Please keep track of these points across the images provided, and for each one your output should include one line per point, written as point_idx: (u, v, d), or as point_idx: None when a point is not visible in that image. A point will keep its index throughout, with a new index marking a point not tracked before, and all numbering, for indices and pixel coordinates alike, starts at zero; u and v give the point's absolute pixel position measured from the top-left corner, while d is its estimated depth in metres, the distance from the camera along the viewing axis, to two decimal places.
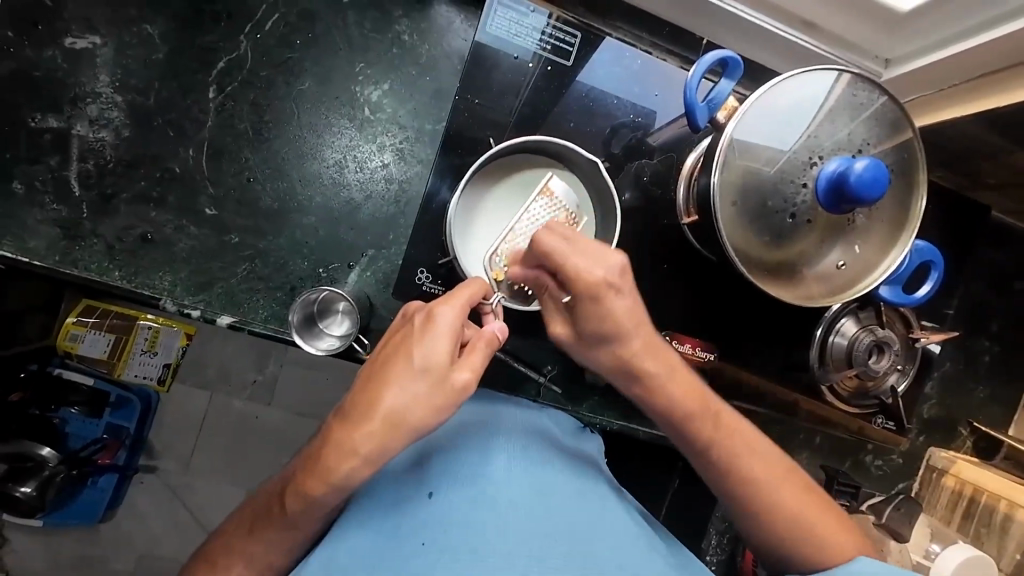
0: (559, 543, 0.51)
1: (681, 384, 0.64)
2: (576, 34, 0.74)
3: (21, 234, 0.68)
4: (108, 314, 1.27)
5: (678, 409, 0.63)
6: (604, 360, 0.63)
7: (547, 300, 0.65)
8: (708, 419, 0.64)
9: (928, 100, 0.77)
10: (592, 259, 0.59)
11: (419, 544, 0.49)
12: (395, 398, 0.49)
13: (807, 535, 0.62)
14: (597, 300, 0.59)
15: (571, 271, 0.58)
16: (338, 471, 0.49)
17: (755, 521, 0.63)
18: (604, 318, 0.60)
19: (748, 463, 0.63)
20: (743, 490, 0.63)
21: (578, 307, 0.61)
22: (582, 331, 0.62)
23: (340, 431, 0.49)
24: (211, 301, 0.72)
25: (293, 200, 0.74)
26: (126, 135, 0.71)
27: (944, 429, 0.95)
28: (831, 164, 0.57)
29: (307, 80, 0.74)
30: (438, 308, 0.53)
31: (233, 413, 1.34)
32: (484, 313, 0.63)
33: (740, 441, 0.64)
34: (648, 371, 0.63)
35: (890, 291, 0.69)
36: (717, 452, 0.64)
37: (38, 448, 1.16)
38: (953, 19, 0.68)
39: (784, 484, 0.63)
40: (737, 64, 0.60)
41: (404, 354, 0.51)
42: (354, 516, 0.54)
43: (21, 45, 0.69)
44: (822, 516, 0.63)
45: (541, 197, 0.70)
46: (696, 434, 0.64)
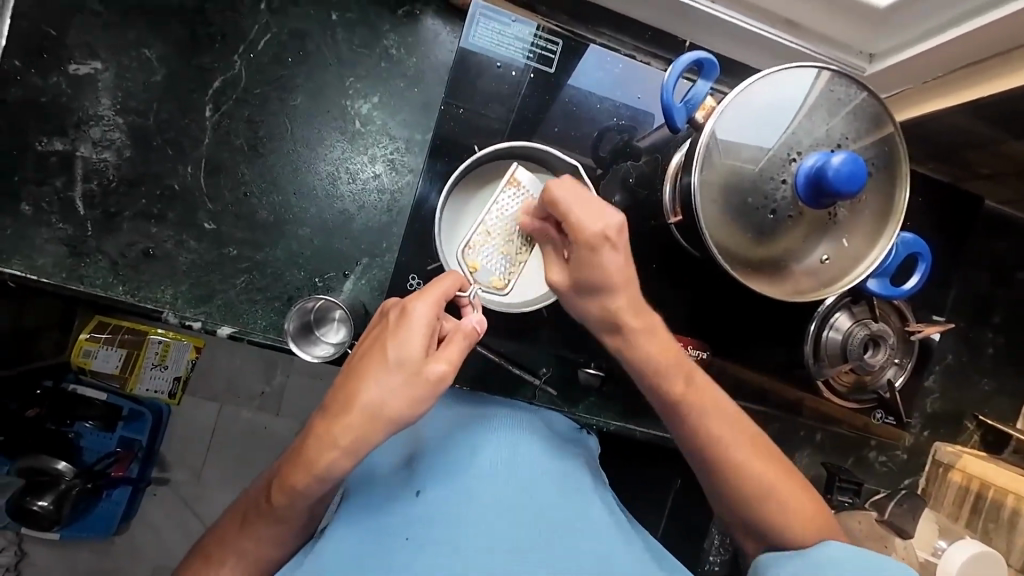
0: (534, 535, 0.55)
1: (658, 342, 0.65)
2: (559, 42, 0.75)
3: (29, 253, 0.71)
4: (120, 330, 1.30)
5: (653, 364, 0.65)
6: (592, 310, 0.65)
7: (549, 249, 0.66)
8: (681, 374, 0.65)
9: (914, 93, 0.77)
10: (595, 213, 0.60)
11: (403, 540, 0.52)
12: (372, 393, 0.50)
13: (772, 501, 0.64)
14: (593, 252, 0.61)
15: (573, 222, 0.60)
16: (319, 462, 0.51)
17: (721, 481, 0.65)
18: (595, 268, 0.61)
19: (719, 429, 0.65)
20: (713, 450, 0.65)
21: (575, 257, 0.62)
22: (576, 282, 0.63)
23: (323, 427, 0.51)
24: (211, 313, 0.74)
25: (288, 212, 0.76)
26: (128, 155, 0.74)
27: (949, 423, 0.93)
28: (809, 160, 0.58)
29: (299, 95, 0.77)
30: (412, 303, 0.54)
31: (241, 424, 1.37)
32: (463, 307, 0.64)
33: (713, 404, 0.66)
34: (628, 326, 0.64)
35: (879, 284, 0.69)
36: (687, 410, 0.65)
37: (55, 462, 1.19)
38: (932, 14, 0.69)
39: (751, 447, 0.66)
40: (712, 65, 0.62)
41: (380, 350, 0.52)
42: (345, 511, 0.56)
43: (27, 73, 0.72)
44: (788, 486, 0.65)
45: (508, 188, 0.68)
46: (669, 390, 0.65)
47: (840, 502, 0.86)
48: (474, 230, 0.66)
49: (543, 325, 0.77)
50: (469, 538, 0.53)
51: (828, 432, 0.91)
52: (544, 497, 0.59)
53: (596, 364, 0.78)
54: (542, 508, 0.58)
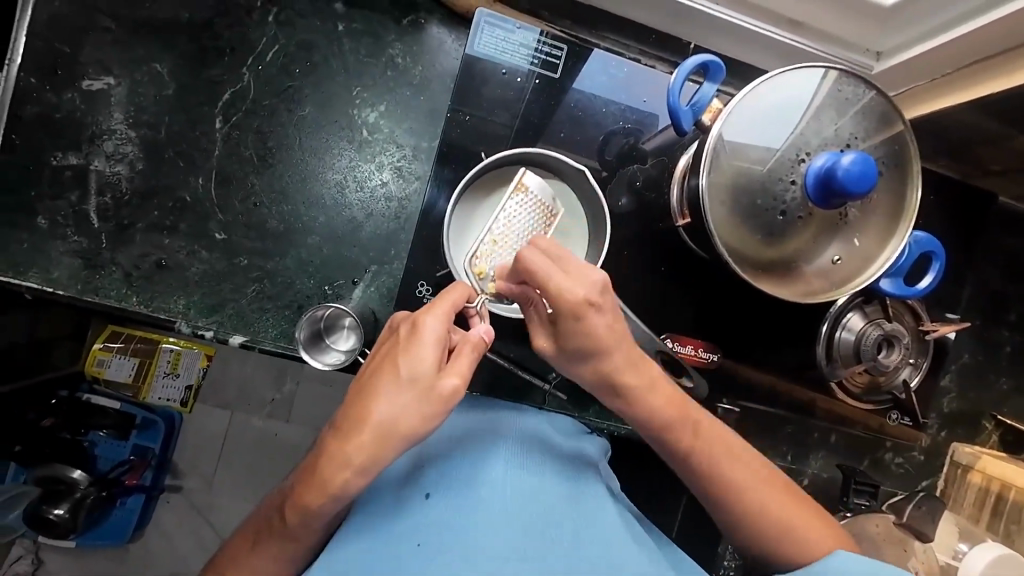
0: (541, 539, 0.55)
1: (661, 396, 0.64)
2: (564, 47, 0.75)
3: (45, 266, 0.72)
4: (133, 339, 1.32)
5: (658, 418, 0.64)
6: (585, 373, 0.64)
7: (532, 315, 0.66)
8: (685, 427, 0.65)
9: (924, 90, 0.76)
10: (575, 276, 0.59)
11: (415, 546, 0.52)
12: (385, 408, 0.51)
13: (797, 539, 0.62)
14: (576, 321, 0.59)
15: (552, 291, 0.58)
16: (331, 481, 0.51)
17: (744, 527, 0.64)
18: (585, 335, 0.60)
19: (730, 471, 0.64)
20: (728, 494, 0.64)
21: (559, 325, 0.61)
22: (565, 346, 0.63)
23: (336, 443, 0.51)
24: (222, 322, 0.75)
25: (298, 221, 0.77)
26: (140, 168, 0.75)
27: (966, 423, 0.92)
28: (818, 160, 0.58)
29: (307, 106, 0.78)
30: (423, 318, 0.54)
31: (252, 431, 1.38)
32: (472, 317, 0.65)
33: (718, 444, 0.65)
34: (629, 386, 0.64)
35: (892, 284, 0.69)
36: (696, 457, 0.65)
37: (71, 470, 1.21)
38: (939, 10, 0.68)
39: (767, 486, 0.65)
40: (718, 68, 0.61)
41: (391, 365, 0.53)
42: (354, 518, 0.56)
43: (42, 90, 0.73)
44: (809, 521, 0.63)
45: (516, 194, 0.70)
46: (677, 445, 0.65)
47: (856, 504, 0.84)
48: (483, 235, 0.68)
49: None
50: (477, 543, 0.52)
51: (842, 433, 0.90)
52: (551, 502, 0.58)
53: None
54: (551, 514, 0.57)
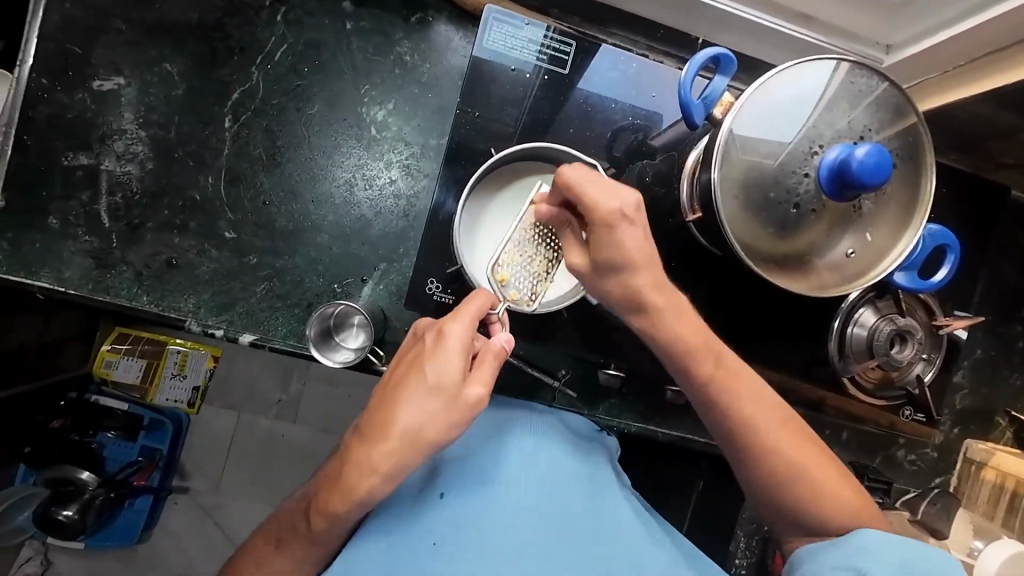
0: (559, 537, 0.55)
1: (684, 321, 0.63)
2: (572, 43, 0.75)
3: (57, 265, 0.73)
4: (140, 340, 1.33)
5: (681, 343, 0.63)
6: (614, 291, 0.62)
7: (566, 232, 0.64)
8: (708, 356, 0.64)
9: (938, 82, 0.76)
10: (610, 190, 0.59)
11: (431, 545, 0.53)
12: (411, 417, 0.50)
13: (804, 480, 0.62)
14: (610, 230, 0.59)
15: (587, 199, 0.58)
16: (359, 489, 0.51)
17: (751, 460, 0.64)
18: (617, 248, 0.59)
19: (748, 406, 0.63)
20: (743, 429, 0.63)
21: (593, 238, 0.60)
22: (596, 260, 0.61)
23: (361, 450, 0.51)
24: (232, 321, 0.75)
25: (307, 220, 0.77)
26: (151, 168, 0.75)
27: (979, 420, 0.91)
28: (831, 152, 0.57)
29: (316, 104, 0.78)
30: (448, 325, 0.54)
31: (259, 432, 1.38)
32: (492, 324, 0.64)
33: (740, 378, 0.64)
34: (653, 304, 0.63)
35: (906, 277, 0.68)
36: (716, 390, 0.64)
37: (80, 472, 1.20)
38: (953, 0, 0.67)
39: (784, 429, 0.64)
40: (730, 60, 0.61)
41: (417, 373, 0.52)
42: (370, 523, 0.55)
43: (54, 90, 0.74)
44: (817, 463, 0.63)
45: (535, 203, 0.67)
46: (700, 369, 0.63)
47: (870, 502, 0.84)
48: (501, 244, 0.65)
49: (562, 327, 0.76)
50: (495, 543, 0.53)
51: (854, 430, 0.89)
52: (567, 499, 0.58)
53: (615, 365, 0.78)
54: (568, 511, 0.57)
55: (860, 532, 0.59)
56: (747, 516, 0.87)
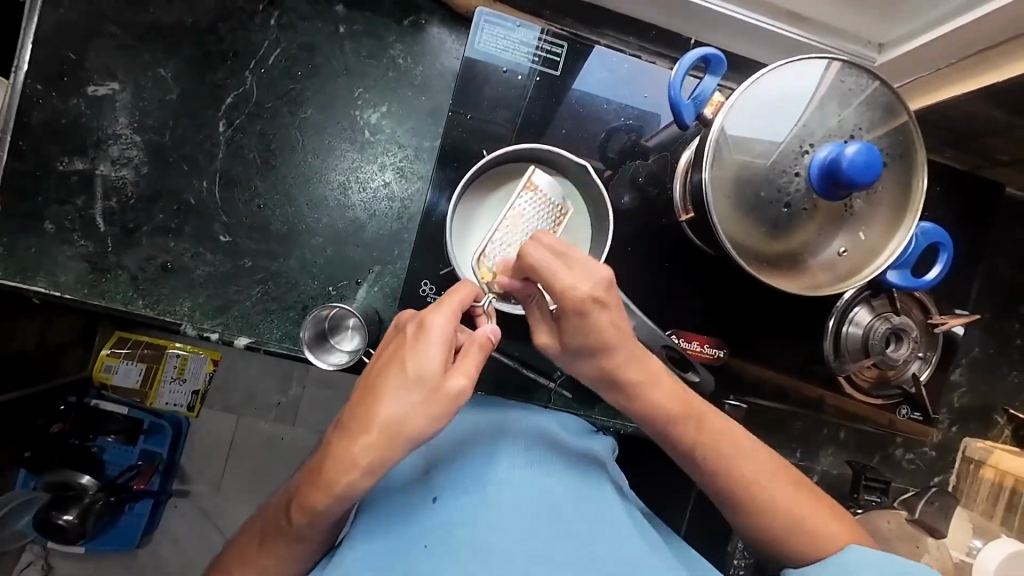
0: (553, 538, 0.55)
1: (665, 388, 0.64)
2: (564, 44, 0.75)
3: (52, 270, 0.73)
4: (139, 345, 1.33)
5: (663, 413, 0.64)
6: (588, 370, 0.64)
7: (533, 308, 0.66)
8: (690, 421, 0.64)
9: (929, 80, 0.76)
10: (579, 274, 0.59)
11: (422, 546, 0.53)
12: (392, 408, 0.50)
13: (805, 531, 0.61)
14: (580, 316, 0.59)
15: (556, 283, 0.58)
16: (340, 483, 0.51)
17: (748, 519, 0.63)
18: (588, 332, 0.60)
19: (738, 465, 0.63)
20: (734, 490, 0.63)
21: (563, 322, 0.61)
22: (567, 344, 0.62)
23: (341, 443, 0.51)
24: (228, 324, 0.75)
25: (301, 222, 0.78)
26: (145, 172, 0.76)
27: (978, 418, 0.91)
28: (821, 151, 0.57)
29: (309, 108, 0.78)
30: (430, 317, 0.54)
31: (259, 435, 1.38)
32: (478, 317, 0.65)
33: (725, 437, 0.64)
34: (629, 380, 0.63)
35: (899, 276, 0.68)
36: (701, 453, 0.63)
37: (80, 476, 1.21)
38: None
39: (779, 481, 0.63)
40: (719, 60, 0.61)
41: (399, 364, 0.52)
42: (364, 521, 0.56)
43: (49, 96, 0.74)
44: (814, 512, 0.62)
45: (525, 193, 0.69)
46: (682, 439, 0.64)
47: (868, 502, 0.82)
48: (489, 232, 0.67)
49: None
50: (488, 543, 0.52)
51: (852, 430, 0.89)
52: (559, 502, 0.58)
53: None
54: (561, 515, 0.57)
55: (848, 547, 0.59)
56: None
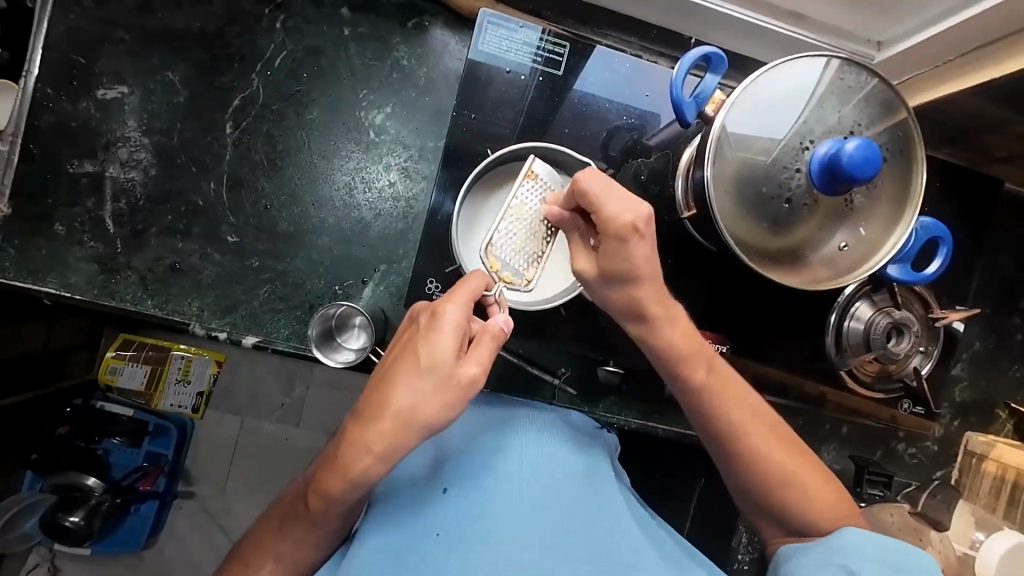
0: (554, 524, 0.56)
1: (678, 326, 0.65)
2: (566, 45, 0.76)
3: (63, 271, 0.74)
4: (144, 347, 1.34)
5: (675, 350, 0.64)
6: (618, 300, 0.63)
7: (575, 237, 0.65)
8: (701, 362, 0.65)
9: (929, 77, 0.77)
10: (625, 202, 0.59)
11: (434, 536, 0.54)
12: (407, 396, 0.51)
13: (793, 485, 0.64)
14: (621, 243, 0.59)
15: (602, 211, 0.58)
16: (354, 469, 0.52)
17: (738, 468, 0.65)
18: (625, 260, 0.60)
19: (737, 411, 0.65)
20: (731, 438, 0.65)
21: (604, 246, 0.60)
22: (604, 270, 0.62)
23: (356, 430, 0.52)
24: (236, 323, 0.76)
25: (307, 222, 0.79)
26: (154, 174, 0.77)
27: (979, 413, 0.91)
28: (821, 147, 0.57)
29: (315, 109, 0.79)
30: (442, 306, 0.55)
31: (263, 435, 1.39)
32: (489, 306, 0.65)
33: (729, 384, 0.66)
34: (651, 316, 0.64)
35: (899, 270, 0.68)
36: (704, 394, 0.65)
37: (85, 478, 1.23)
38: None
39: (771, 433, 0.65)
40: (720, 59, 0.62)
41: (412, 354, 0.53)
42: (375, 515, 0.57)
43: (58, 100, 0.75)
44: (803, 467, 0.65)
45: (527, 181, 0.66)
46: (687, 376, 0.65)
47: (870, 495, 0.84)
48: (495, 224, 0.64)
49: (560, 324, 0.77)
50: (492, 532, 0.54)
51: (854, 425, 0.90)
52: (567, 495, 0.59)
53: (614, 362, 0.79)
54: (569, 507, 0.58)
55: (845, 530, 0.60)
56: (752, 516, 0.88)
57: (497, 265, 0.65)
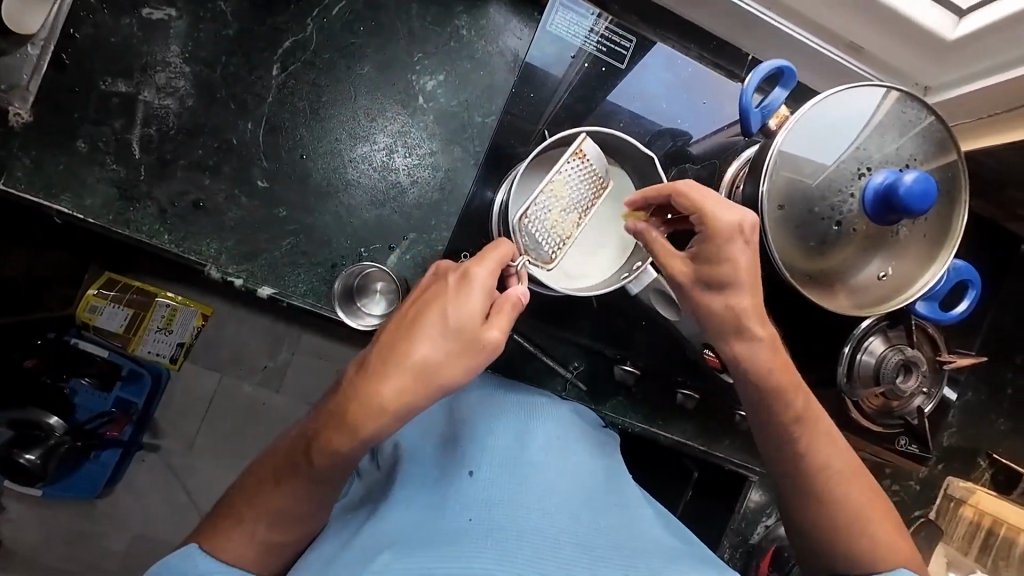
0: (584, 523, 0.52)
1: (776, 352, 0.61)
2: (631, 39, 0.76)
3: (79, 191, 0.70)
4: (129, 289, 1.28)
5: (769, 376, 0.61)
6: (711, 308, 0.60)
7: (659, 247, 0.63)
8: (794, 397, 0.62)
9: (974, 126, 0.79)
10: (724, 205, 0.59)
11: (466, 518, 0.50)
12: (427, 353, 0.50)
13: (854, 524, 0.61)
14: (729, 242, 0.58)
15: (709, 211, 0.58)
16: (375, 426, 0.50)
17: (815, 517, 0.63)
18: (728, 262, 0.58)
19: (821, 450, 0.63)
20: (806, 476, 0.62)
21: (704, 249, 0.59)
22: (699, 276, 0.60)
23: (365, 386, 0.49)
24: (253, 271, 0.74)
25: (342, 179, 0.76)
26: (190, 105, 0.74)
27: (962, 459, 0.95)
28: (877, 176, 0.58)
29: (367, 65, 0.77)
30: (472, 268, 0.53)
31: (245, 396, 1.35)
32: (508, 278, 0.61)
33: (816, 424, 0.63)
34: (750, 333, 0.60)
35: (926, 307, 0.69)
36: (793, 427, 0.62)
37: (47, 416, 1.15)
38: (1013, 44, 0.68)
39: (854, 478, 0.63)
40: (792, 74, 0.62)
41: (436, 311, 0.51)
42: (403, 490, 0.55)
43: (100, 12, 0.72)
44: (875, 510, 0.62)
45: (573, 159, 0.65)
46: (779, 403, 0.62)
47: None
48: (532, 196, 0.62)
49: (581, 318, 0.77)
50: (499, 521, 0.49)
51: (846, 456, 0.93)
52: (592, 495, 0.57)
53: (631, 361, 0.79)
54: (597, 506, 0.55)
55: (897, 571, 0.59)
56: (737, 527, 0.85)
57: (522, 236, 0.63)
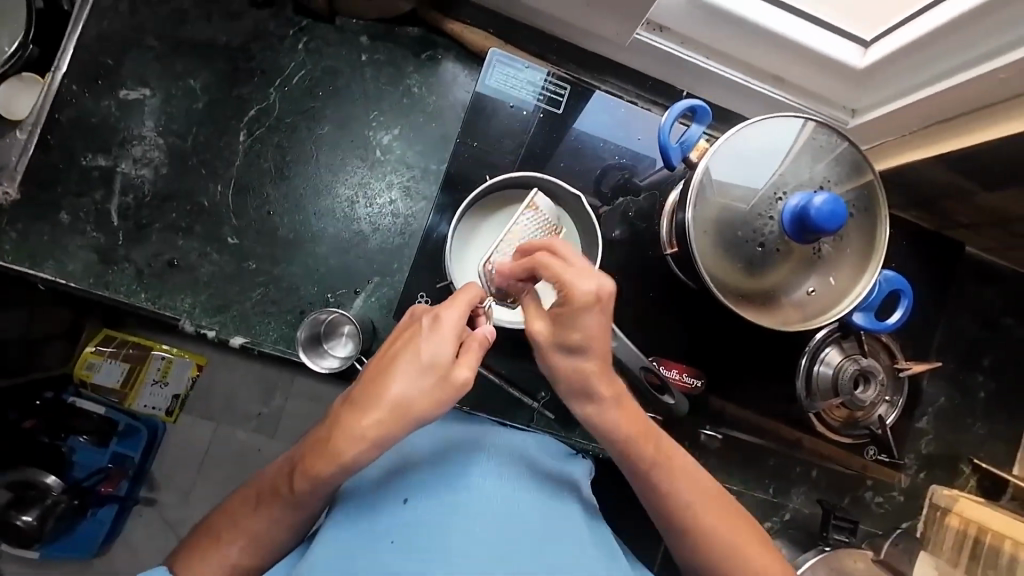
0: (506, 544, 0.54)
1: (625, 410, 0.64)
2: (567, 87, 0.82)
3: (61, 258, 0.76)
4: (126, 344, 1.29)
5: (618, 434, 0.63)
6: (560, 372, 0.62)
7: (528, 301, 0.65)
8: (649, 442, 0.64)
9: (895, 143, 0.83)
10: (582, 275, 0.58)
11: (390, 543, 0.54)
12: (403, 389, 0.53)
13: (727, 550, 0.63)
14: (581, 313, 0.58)
15: (563, 282, 0.58)
16: (335, 455, 0.53)
17: (689, 549, 0.65)
18: (581, 333, 0.59)
19: (680, 484, 0.65)
20: (674, 511, 0.64)
21: (563, 317, 0.59)
22: (555, 340, 0.61)
23: (350, 418, 0.54)
24: (225, 323, 0.78)
25: (306, 230, 0.81)
26: (164, 172, 0.80)
27: (943, 466, 0.94)
28: (792, 199, 0.62)
29: (326, 125, 0.83)
30: (443, 310, 0.57)
31: (235, 443, 1.37)
32: (478, 315, 0.62)
33: (676, 460, 0.66)
34: (597, 394, 0.62)
35: (864, 318, 0.71)
36: (655, 470, 0.64)
37: (43, 475, 1.18)
38: (918, 67, 0.73)
39: (714, 505, 0.65)
40: (705, 112, 0.67)
41: (413, 350, 0.55)
42: (344, 513, 0.58)
43: (82, 96, 0.79)
44: (743, 536, 0.64)
45: (528, 211, 0.70)
46: (635, 454, 0.64)
47: (836, 541, 0.83)
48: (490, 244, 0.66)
49: None
50: (418, 550, 0.53)
51: (825, 469, 0.93)
52: (526, 518, 0.58)
53: None
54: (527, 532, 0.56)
55: None
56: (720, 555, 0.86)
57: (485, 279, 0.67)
